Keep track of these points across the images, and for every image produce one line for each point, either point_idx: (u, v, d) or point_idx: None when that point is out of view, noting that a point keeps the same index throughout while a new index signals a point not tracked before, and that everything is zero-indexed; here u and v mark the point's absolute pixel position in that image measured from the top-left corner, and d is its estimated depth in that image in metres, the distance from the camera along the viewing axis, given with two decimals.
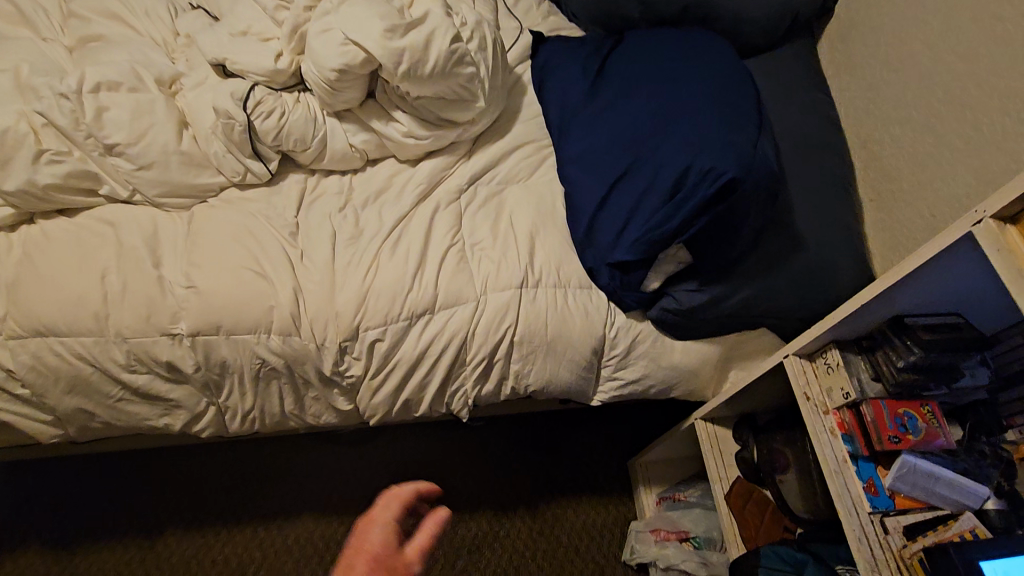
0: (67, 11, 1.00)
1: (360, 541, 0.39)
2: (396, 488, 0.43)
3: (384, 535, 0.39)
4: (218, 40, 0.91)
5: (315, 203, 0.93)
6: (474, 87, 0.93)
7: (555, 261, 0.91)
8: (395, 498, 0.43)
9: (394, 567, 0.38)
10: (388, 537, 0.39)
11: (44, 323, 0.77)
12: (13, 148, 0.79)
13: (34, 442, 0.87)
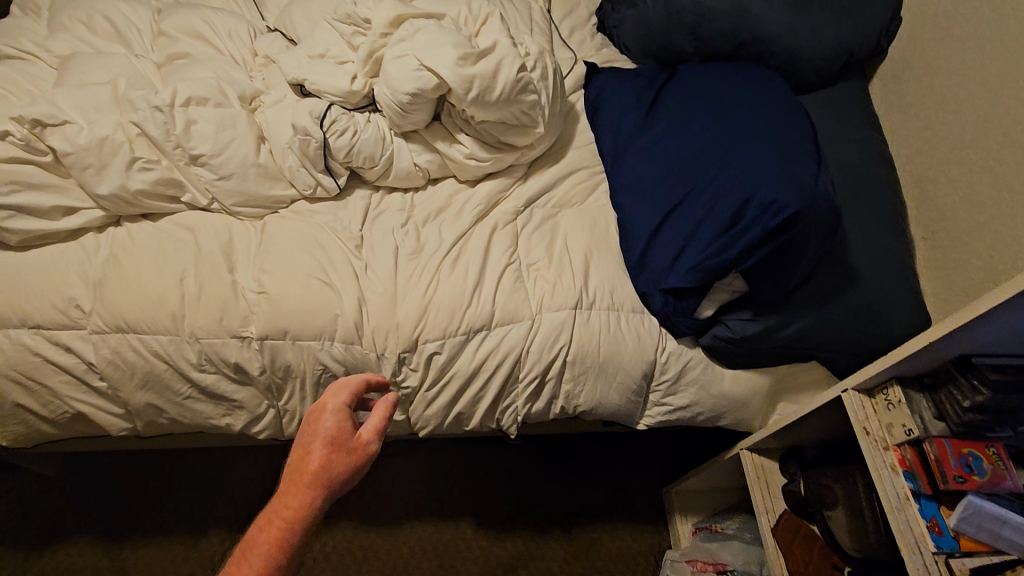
0: (158, 30, 1.07)
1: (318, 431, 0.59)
2: (347, 386, 0.63)
3: (336, 420, 0.59)
4: (298, 62, 0.96)
5: (378, 218, 0.97)
6: (535, 113, 0.97)
7: (609, 284, 0.93)
8: (346, 390, 0.63)
9: (350, 443, 0.59)
10: (339, 421, 0.60)
11: (126, 320, 0.82)
12: (108, 155, 0.84)
13: (103, 434, 0.91)
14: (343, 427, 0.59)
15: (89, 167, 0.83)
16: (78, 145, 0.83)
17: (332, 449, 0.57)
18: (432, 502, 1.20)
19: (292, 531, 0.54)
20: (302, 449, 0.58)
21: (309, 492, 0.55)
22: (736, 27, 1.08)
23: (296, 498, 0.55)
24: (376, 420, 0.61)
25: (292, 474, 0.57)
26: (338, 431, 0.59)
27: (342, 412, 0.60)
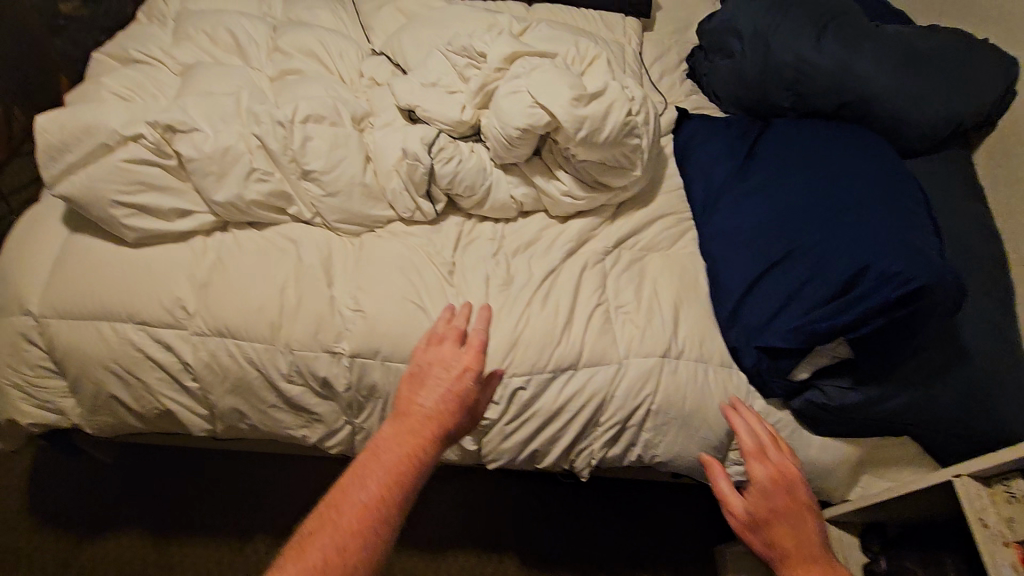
0: (274, 46, 1.12)
1: (444, 386, 0.64)
2: (479, 343, 0.65)
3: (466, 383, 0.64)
4: (410, 88, 0.99)
5: (469, 246, 0.98)
6: (635, 157, 0.97)
7: (699, 335, 0.91)
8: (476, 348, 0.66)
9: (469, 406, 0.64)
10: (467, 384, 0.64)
11: (227, 325, 0.83)
12: (229, 164, 0.87)
13: (181, 431, 0.92)
14: (470, 389, 0.64)
15: (209, 174, 0.86)
16: (203, 152, 0.86)
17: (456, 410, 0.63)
18: (479, 535, 1.18)
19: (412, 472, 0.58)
20: (429, 398, 0.62)
21: (435, 441, 0.60)
22: (841, 87, 1.07)
23: (423, 444, 0.60)
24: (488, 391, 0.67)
25: (419, 419, 0.61)
26: (467, 391, 0.64)
27: (471, 369, 0.64)
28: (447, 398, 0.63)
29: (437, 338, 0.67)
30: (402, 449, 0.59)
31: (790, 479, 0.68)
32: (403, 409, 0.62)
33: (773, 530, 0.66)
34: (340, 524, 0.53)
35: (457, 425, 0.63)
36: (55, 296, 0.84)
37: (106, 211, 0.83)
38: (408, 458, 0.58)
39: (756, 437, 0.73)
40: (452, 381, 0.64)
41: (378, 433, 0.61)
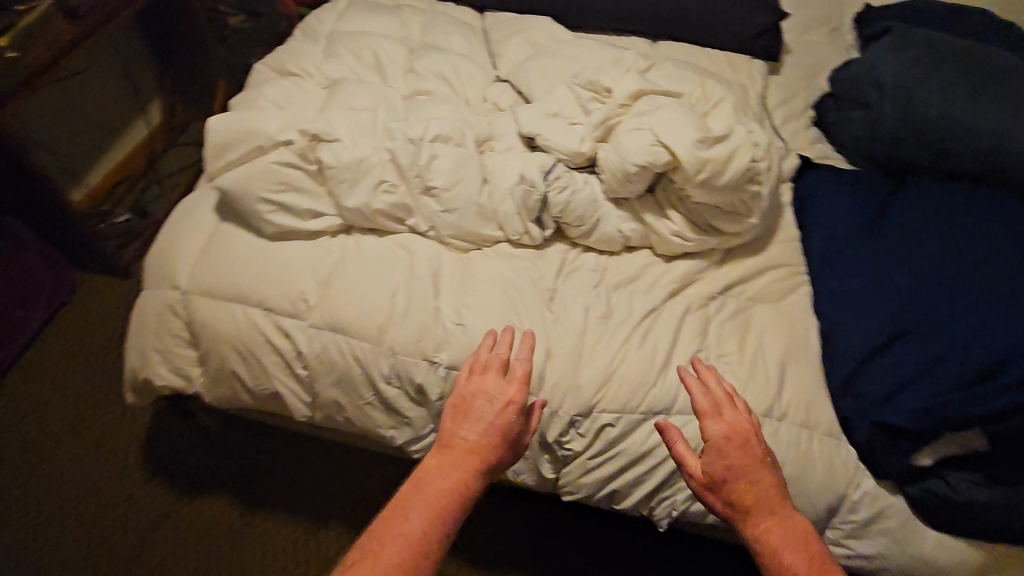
0: (410, 67, 1.20)
1: (487, 417, 0.71)
2: (520, 375, 0.74)
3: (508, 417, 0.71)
4: (533, 117, 1.03)
5: (571, 274, 0.98)
6: (753, 204, 0.95)
7: (805, 398, 0.86)
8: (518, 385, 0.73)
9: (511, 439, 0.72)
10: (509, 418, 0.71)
11: (341, 321, 0.90)
12: (362, 173, 0.94)
13: (284, 413, 0.99)
14: (511, 419, 0.71)
15: (343, 181, 0.94)
16: (341, 161, 0.93)
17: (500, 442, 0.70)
18: (539, 564, 1.16)
19: (459, 498, 0.66)
20: (474, 430, 0.70)
21: (476, 470, 0.68)
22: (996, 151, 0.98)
23: (466, 473, 0.67)
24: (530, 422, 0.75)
25: (464, 449, 0.69)
26: (507, 422, 0.71)
27: (513, 401, 0.72)
28: (490, 429, 0.70)
29: (483, 368, 0.75)
30: (448, 477, 0.66)
31: (746, 436, 0.70)
32: (449, 439, 0.70)
33: (730, 486, 0.68)
34: (398, 545, 0.60)
35: (497, 456, 0.70)
36: (201, 276, 0.94)
37: (254, 207, 0.93)
38: (455, 484, 0.66)
39: (713, 394, 0.74)
40: (496, 411, 0.71)
41: (426, 459, 0.69)
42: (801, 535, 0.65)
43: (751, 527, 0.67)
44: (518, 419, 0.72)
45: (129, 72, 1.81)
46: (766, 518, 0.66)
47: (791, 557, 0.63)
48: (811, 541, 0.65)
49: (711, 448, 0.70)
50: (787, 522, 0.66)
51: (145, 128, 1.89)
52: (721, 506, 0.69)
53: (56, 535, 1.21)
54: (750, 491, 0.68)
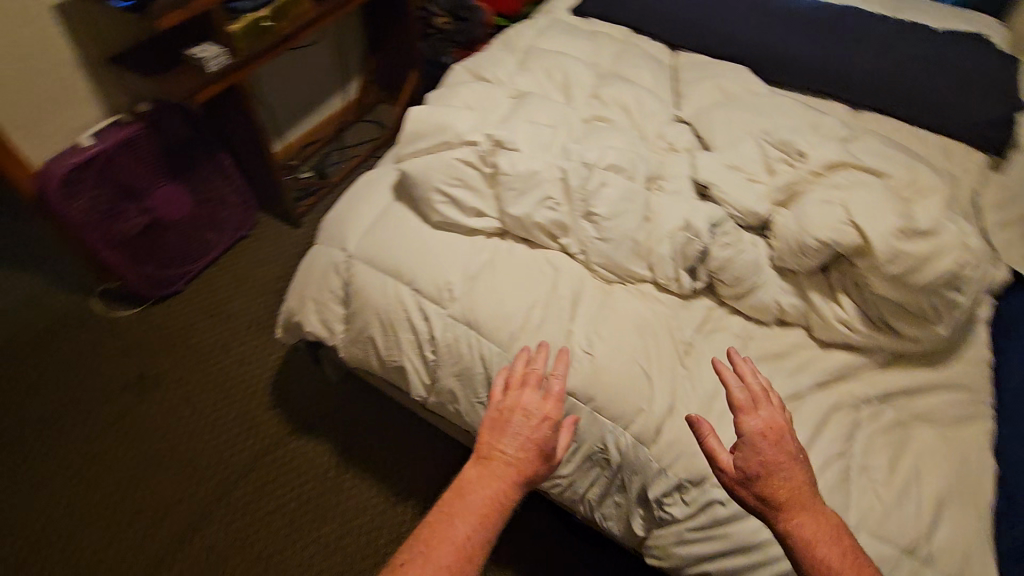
0: (595, 92, 1.22)
1: (526, 432, 0.69)
2: (558, 393, 0.72)
3: (546, 432, 0.70)
4: (712, 166, 1.00)
5: (712, 334, 0.94)
6: (946, 312, 0.83)
7: (961, 548, 0.74)
8: (553, 399, 0.72)
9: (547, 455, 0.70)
10: (546, 433, 0.70)
11: (477, 319, 0.93)
12: (530, 185, 0.97)
13: (402, 387, 1.06)
14: (551, 436, 0.70)
15: (512, 189, 0.97)
16: (515, 170, 0.97)
17: (537, 458, 0.68)
18: None
19: (498, 513, 0.64)
20: (512, 444, 0.68)
21: (516, 484, 0.66)
22: None
23: (506, 487, 0.65)
24: (565, 438, 0.73)
25: (502, 463, 0.67)
26: (545, 438, 0.69)
27: (552, 419, 0.70)
28: (529, 444, 0.68)
29: (521, 384, 0.73)
30: (489, 491, 0.64)
31: (782, 430, 0.69)
32: (488, 454, 0.68)
33: (766, 481, 0.66)
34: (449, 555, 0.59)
35: (536, 471, 0.68)
36: (367, 245, 1.03)
37: (429, 195, 1.00)
38: (496, 499, 0.64)
39: (751, 389, 0.73)
40: (537, 427, 0.70)
41: (466, 473, 0.67)
42: (836, 532, 0.63)
43: (786, 523, 0.64)
44: (556, 435, 0.70)
45: (342, 53, 2.06)
46: (803, 516, 0.64)
47: (827, 554, 0.61)
48: (845, 539, 0.63)
49: (749, 443, 0.69)
50: (823, 518, 0.64)
51: (341, 103, 2.16)
52: (755, 503, 0.66)
53: (191, 430, 1.40)
54: (786, 487, 0.65)
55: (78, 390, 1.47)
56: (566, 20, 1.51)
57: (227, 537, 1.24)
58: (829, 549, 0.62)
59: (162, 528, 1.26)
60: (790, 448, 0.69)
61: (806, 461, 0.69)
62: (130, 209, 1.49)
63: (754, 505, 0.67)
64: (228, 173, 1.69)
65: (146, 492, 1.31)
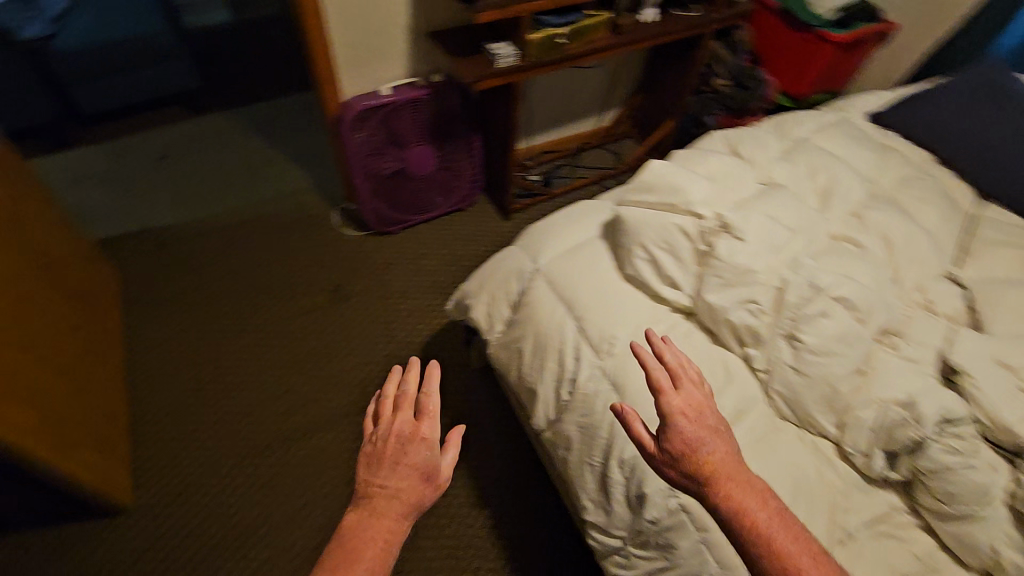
0: (858, 211, 1.07)
1: (412, 463, 0.69)
2: (429, 413, 0.71)
3: (427, 454, 0.69)
4: (972, 351, 0.82)
5: (883, 536, 0.77)
6: None
7: None
8: (428, 418, 0.71)
9: (433, 478, 0.70)
10: (427, 455, 0.69)
11: (624, 383, 0.91)
12: (740, 282, 0.89)
13: (526, 408, 1.08)
14: (429, 460, 0.69)
15: (719, 278, 0.90)
16: (731, 261, 0.90)
17: (422, 484, 0.68)
18: None
19: (388, 543, 0.65)
20: (392, 476, 0.68)
21: (401, 517, 0.66)
22: None
23: (393, 521, 0.65)
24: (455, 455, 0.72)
25: (383, 497, 0.67)
26: (423, 462, 0.69)
27: (430, 441, 0.70)
28: (408, 472, 0.68)
29: (395, 406, 0.73)
30: (375, 532, 0.64)
31: (702, 409, 0.69)
32: (370, 493, 0.67)
33: (691, 454, 0.66)
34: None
35: (418, 501, 0.68)
36: (556, 267, 1.07)
37: (633, 247, 0.99)
38: (381, 536, 0.64)
39: (671, 368, 0.72)
40: (423, 457, 0.69)
41: (351, 518, 0.66)
42: (761, 490, 0.65)
43: (718, 495, 0.64)
44: (436, 454, 0.70)
45: (615, 82, 2.14)
46: (730, 484, 0.64)
47: (758, 514, 0.62)
48: (770, 498, 0.65)
49: (674, 422, 0.67)
50: (749, 482, 0.65)
51: (592, 125, 2.26)
52: (684, 479, 0.66)
53: (323, 351, 1.59)
54: (716, 459, 0.66)
55: (249, 287, 1.73)
56: (857, 124, 1.37)
57: (333, 450, 1.40)
58: (763, 512, 0.63)
59: (275, 422, 1.45)
60: (715, 423, 0.69)
61: (726, 429, 0.70)
62: (390, 156, 1.76)
63: (680, 481, 0.67)
64: (472, 154, 1.91)
65: (268, 388, 1.51)
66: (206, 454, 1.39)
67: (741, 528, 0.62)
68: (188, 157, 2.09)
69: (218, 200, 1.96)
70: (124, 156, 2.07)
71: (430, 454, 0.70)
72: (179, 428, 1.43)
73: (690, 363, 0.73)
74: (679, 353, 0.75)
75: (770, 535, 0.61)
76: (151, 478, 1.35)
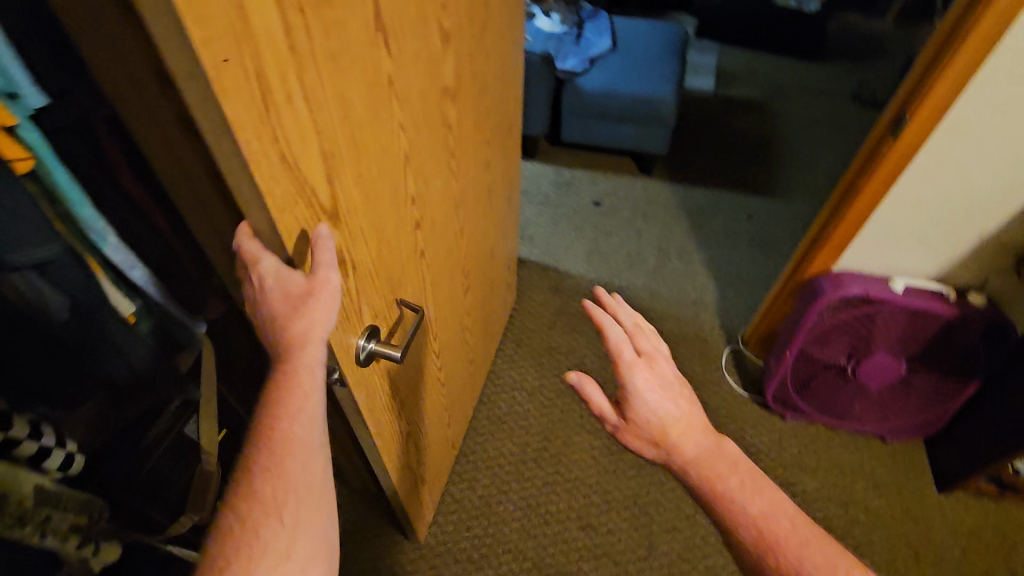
0: None
1: (275, 301, 0.52)
2: (251, 257, 0.51)
3: (275, 291, 0.52)
4: None
5: None
6: None
7: None
8: (248, 259, 0.51)
9: (309, 302, 0.52)
10: (278, 292, 0.52)
11: None
12: None
13: None
14: (286, 292, 0.51)
15: None
16: None
17: (295, 319, 0.52)
18: None
19: (294, 391, 0.53)
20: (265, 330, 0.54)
21: (308, 361, 0.53)
22: None
23: (288, 379, 0.53)
24: (326, 255, 0.53)
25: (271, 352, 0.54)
26: (282, 300, 0.52)
27: (268, 274, 0.51)
28: (279, 319, 0.52)
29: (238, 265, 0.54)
30: (284, 379, 0.53)
31: (653, 363, 0.76)
32: (267, 344, 0.54)
33: (648, 424, 0.74)
34: (302, 476, 0.53)
35: (300, 336, 0.52)
36: None
37: None
38: (282, 390, 0.53)
39: (626, 326, 0.79)
40: (288, 289, 0.52)
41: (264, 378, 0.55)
42: (725, 456, 0.72)
43: (677, 458, 0.73)
44: (288, 280, 0.52)
45: None
46: (694, 451, 0.73)
47: (727, 483, 0.71)
48: (740, 465, 0.72)
49: (632, 397, 0.74)
50: (712, 444, 0.73)
51: None
52: (654, 452, 0.75)
53: (639, 505, 1.40)
54: (673, 425, 0.74)
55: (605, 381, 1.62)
56: None
57: None
58: (731, 475, 0.71)
59: (565, 553, 1.33)
60: (675, 395, 0.75)
61: (685, 395, 0.76)
62: (843, 349, 1.39)
63: (644, 447, 0.76)
64: (952, 396, 1.40)
65: (571, 507, 1.39)
66: (497, 537, 1.34)
67: (706, 492, 0.71)
68: (618, 214, 2.07)
69: (622, 272, 1.89)
70: (568, 188, 2.15)
71: (300, 281, 0.52)
72: (487, 486, 1.42)
73: (645, 331, 0.78)
74: (635, 321, 0.79)
75: (734, 498, 0.70)
76: (446, 519, 1.37)
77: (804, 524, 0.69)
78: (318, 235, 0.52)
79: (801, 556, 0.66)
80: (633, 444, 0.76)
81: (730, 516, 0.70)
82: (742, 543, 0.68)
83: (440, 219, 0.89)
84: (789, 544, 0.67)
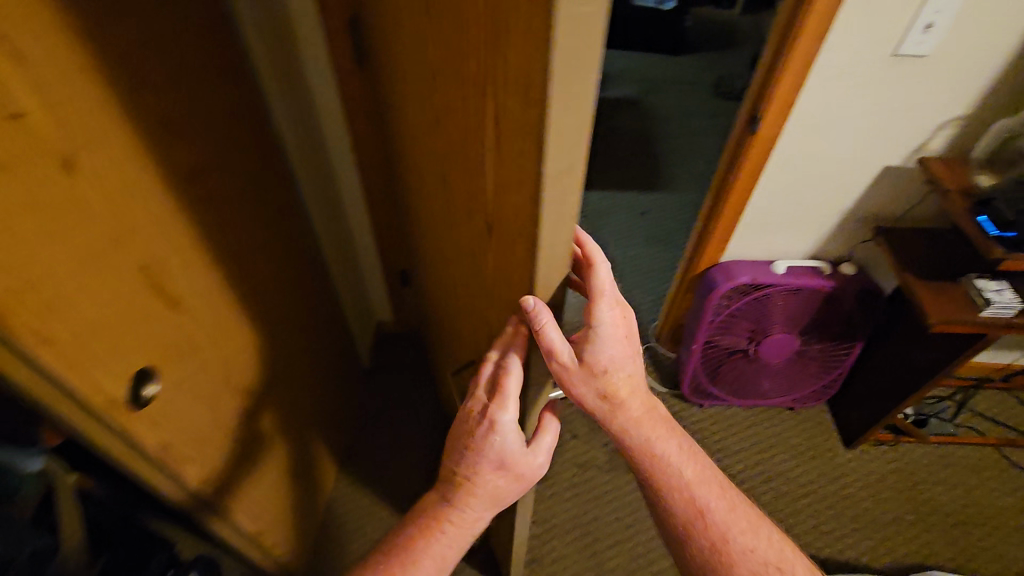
0: None
1: (495, 456, 0.67)
2: (505, 409, 0.65)
3: (502, 455, 0.67)
4: None
5: None
6: None
7: None
8: (507, 411, 0.65)
9: (518, 473, 0.70)
10: (503, 455, 0.67)
11: None
12: None
13: None
14: (507, 457, 0.68)
15: None
16: None
17: (502, 477, 0.70)
18: None
19: (476, 518, 0.73)
20: (469, 467, 0.69)
21: (495, 500, 0.72)
22: None
23: (477, 508, 0.72)
24: (548, 443, 0.72)
25: (468, 484, 0.70)
26: (498, 461, 0.68)
27: (507, 433, 0.66)
28: (489, 471, 0.69)
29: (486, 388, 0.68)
30: (472, 501, 0.71)
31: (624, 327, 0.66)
32: (464, 469, 0.70)
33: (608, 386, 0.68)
34: (449, 551, 0.73)
35: (496, 485, 0.70)
36: None
37: None
38: (468, 511, 0.72)
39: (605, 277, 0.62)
40: (509, 449, 0.68)
41: (450, 480, 0.72)
42: (660, 420, 0.75)
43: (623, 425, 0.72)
44: (512, 453, 0.68)
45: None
46: (638, 412, 0.72)
47: (666, 449, 0.75)
48: (674, 428, 0.76)
49: (598, 358, 0.64)
50: (648, 409, 0.74)
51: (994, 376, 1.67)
52: (598, 406, 0.70)
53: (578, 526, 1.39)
54: (622, 385, 0.70)
55: None
56: None
57: None
58: (665, 438, 0.75)
59: None
60: (633, 355, 0.69)
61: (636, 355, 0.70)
62: (743, 333, 1.45)
63: (588, 404, 0.70)
64: (843, 359, 1.50)
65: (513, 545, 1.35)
66: None
67: (645, 454, 0.74)
68: None
69: None
70: None
71: (521, 452, 0.69)
72: None
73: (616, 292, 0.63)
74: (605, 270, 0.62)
75: (671, 462, 0.75)
76: None
77: (731, 493, 0.77)
78: (549, 430, 0.73)
79: (730, 522, 0.75)
80: (580, 400, 0.69)
81: (668, 482, 0.76)
82: (675, 505, 0.76)
83: (459, 223, 0.82)
84: (721, 506, 0.75)
